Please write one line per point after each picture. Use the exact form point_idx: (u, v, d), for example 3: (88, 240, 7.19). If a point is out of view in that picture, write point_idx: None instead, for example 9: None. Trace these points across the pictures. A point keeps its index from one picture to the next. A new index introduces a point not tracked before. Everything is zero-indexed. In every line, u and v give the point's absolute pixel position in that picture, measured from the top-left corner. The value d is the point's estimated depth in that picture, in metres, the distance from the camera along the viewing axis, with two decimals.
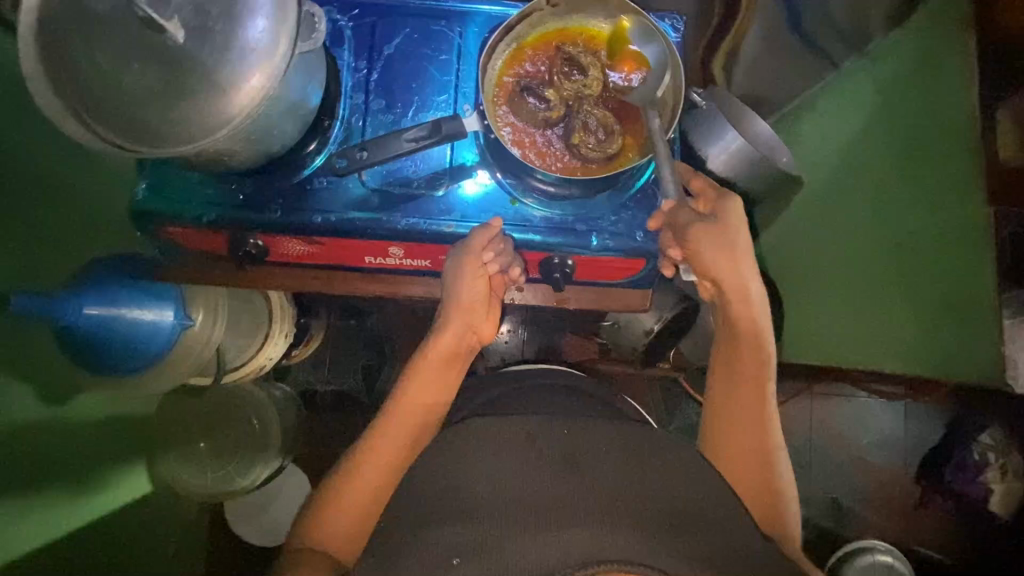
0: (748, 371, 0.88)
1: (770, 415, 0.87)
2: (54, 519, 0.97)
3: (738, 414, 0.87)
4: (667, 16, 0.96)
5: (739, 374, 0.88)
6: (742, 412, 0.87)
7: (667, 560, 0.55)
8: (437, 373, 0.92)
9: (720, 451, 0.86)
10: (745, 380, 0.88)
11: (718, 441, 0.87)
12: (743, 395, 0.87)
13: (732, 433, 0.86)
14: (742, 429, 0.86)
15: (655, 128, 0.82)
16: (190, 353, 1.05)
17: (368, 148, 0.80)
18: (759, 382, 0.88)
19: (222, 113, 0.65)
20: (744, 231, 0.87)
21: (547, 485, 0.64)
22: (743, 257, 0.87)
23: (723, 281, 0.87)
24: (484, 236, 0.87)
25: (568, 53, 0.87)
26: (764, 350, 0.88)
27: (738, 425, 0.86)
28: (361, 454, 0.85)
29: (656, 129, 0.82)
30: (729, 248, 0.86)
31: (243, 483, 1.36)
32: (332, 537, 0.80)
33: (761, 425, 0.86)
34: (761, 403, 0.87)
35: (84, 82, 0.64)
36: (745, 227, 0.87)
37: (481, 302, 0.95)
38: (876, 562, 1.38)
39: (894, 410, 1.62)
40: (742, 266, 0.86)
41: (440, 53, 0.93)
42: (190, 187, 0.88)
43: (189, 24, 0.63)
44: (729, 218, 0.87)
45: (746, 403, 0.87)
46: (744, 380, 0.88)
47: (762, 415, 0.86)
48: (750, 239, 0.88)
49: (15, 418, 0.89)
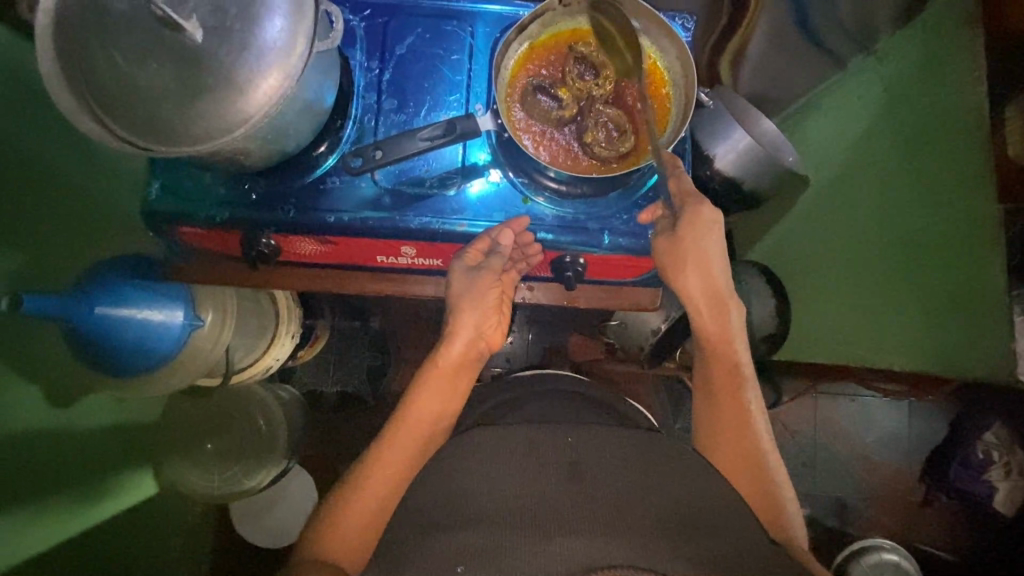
0: (725, 375, 0.88)
1: (754, 417, 0.86)
2: (65, 521, 0.97)
3: (724, 419, 0.86)
4: (679, 16, 0.97)
5: (717, 380, 0.88)
6: (727, 416, 0.86)
7: (682, 560, 0.55)
8: (443, 383, 0.91)
9: (713, 459, 0.84)
10: (724, 384, 0.88)
11: (709, 449, 0.85)
12: (725, 399, 0.87)
13: (722, 438, 0.85)
14: (729, 433, 0.85)
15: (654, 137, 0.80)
16: (201, 354, 1.04)
17: (382, 147, 0.80)
18: (738, 385, 0.88)
19: (239, 113, 0.65)
20: (715, 231, 0.87)
21: (559, 485, 0.64)
22: (709, 261, 0.88)
23: (690, 288, 0.88)
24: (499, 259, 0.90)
25: (581, 52, 0.87)
26: (736, 352, 0.89)
27: (725, 432, 0.85)
28: (369, 463, 0.84)
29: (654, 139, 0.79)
30: (699, 253, 0.87)
31: (249, 484, 1.35)
32: (339, 544, 0.78)
33: (747, 427, 0.85)
34: (743, 405, 0.87)
35: (100, 83, 0.64)
36: (715, 227, 0.87)
37: (494, 307, 0.96)
38: (883, 561, 1.39)
39: (898, 410, 1.62)
40: (709, 270, 0.88)
41: (452, 52, 0.93)
42: (204, 187, 0.88)
43: (206, 24, 0.63)
44: (701, 221, 0.86)
45: (730, 407, 0.87)
46: (722, 386, 0.88)
47: (745, 417, 0.86)
48: (722, 240, 0.89)
49: (28, 419, 0.89)
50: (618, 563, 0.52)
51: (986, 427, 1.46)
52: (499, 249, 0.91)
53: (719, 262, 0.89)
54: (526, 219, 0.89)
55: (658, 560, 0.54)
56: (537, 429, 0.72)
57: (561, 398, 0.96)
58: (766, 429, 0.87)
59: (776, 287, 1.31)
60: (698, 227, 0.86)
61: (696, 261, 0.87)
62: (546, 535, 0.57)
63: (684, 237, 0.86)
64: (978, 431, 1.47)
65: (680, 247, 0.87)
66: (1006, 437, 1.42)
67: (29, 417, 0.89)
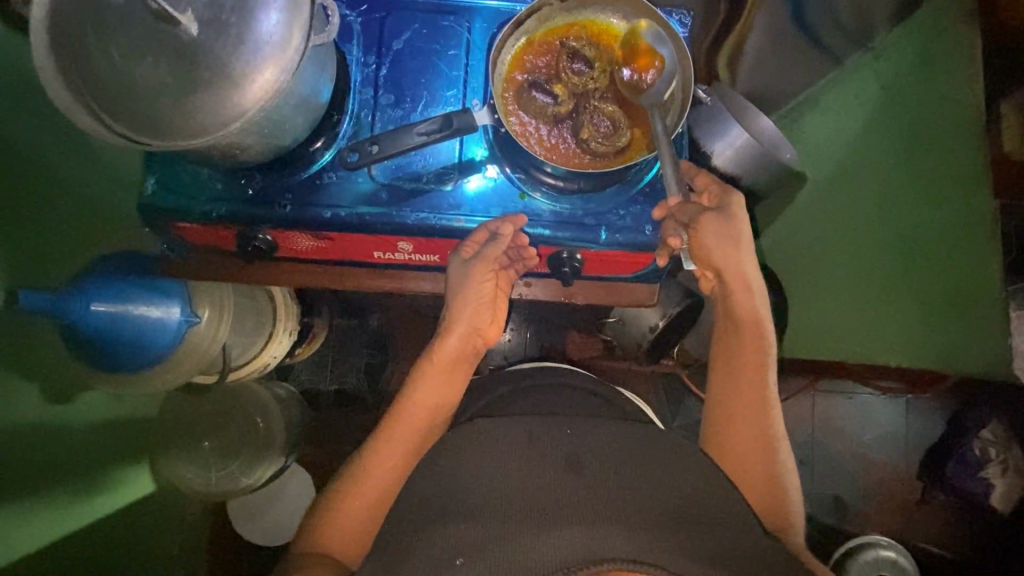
0: (750, 354, 0.88)
1: (771, 402, 0.86)
2: (62, 517, 0.97)
3: (740, 402, 0.86)
4: (676, 12, 0.97)
5: (739, 360, 0.88)
6: (744, 398, 0.86)
7: (679, 555, 0.54)
8: (441, 377, 0.91)
9: (725, 440, 0.84)
10: (745, 366, 0.88)
11: (722, 430, 0.85)
12: (746, 381, 0.87)
13: (736, 421, 0.85)
14: (745, 416, 0.85)
15: (660, 132, 0.82)
16: (200, 349, 1.04)
17: (379, 142, 0.80)
18: (760, 366, 0.87)
19: (235, 107, 0.65)
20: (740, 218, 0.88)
21: (554, 479, 0.64)
22: (743, 247, 0.87)
23: (723, 271, 0.87)
24: (495, 249, 0.89)
25: (575, 48, 0.87)
26: (765, 334, 0.88)
27: (738, 415, 0.85)
28: (367, 456, 0.85)
29: (661, 133, 0.82)
30: (731, 240, 0.86)
31: (248, 482, 1.36)
32: (337, 538, 0.79)
33: (762, 410, 0.86)
34: (762, 389, 0.87)
35: (96, 77, 0.64)
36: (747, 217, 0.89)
37: (488, 304, 0.94)
38: (881, 558, 1.39)
39: (895, 407, 1.62)
40: (745, 255, 0.87)
41: (449, 48, 0.93)
42: (201, 182, 0.88)
43: (202, 18, 0.63)
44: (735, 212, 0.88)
45: (748, 389, 0.86)
46: (744, 366, 0.88)
47: (763, 401, 0.86)
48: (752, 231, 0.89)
49: (23, 415, 0.89)
50: (622, 556, 0.52)
51: (984, 425, 1.46)
52: (497, 237, 0.89)
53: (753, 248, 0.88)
54: (525, 220, 0.89)
55: (657, 551, 0.54)
56: (535, 422, 0.72)
57: (556, 394, 0.96)
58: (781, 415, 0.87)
59: (773, 284, 1.31)
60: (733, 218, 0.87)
61: (733, 246, 0.87)
62: (542, 529, 0.57)
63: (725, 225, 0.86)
64: (976, 427, 1.47)
65: (715, 231, 0.85)
66: (1002, 433, 1.43)
67: (26, 415, 0.89)
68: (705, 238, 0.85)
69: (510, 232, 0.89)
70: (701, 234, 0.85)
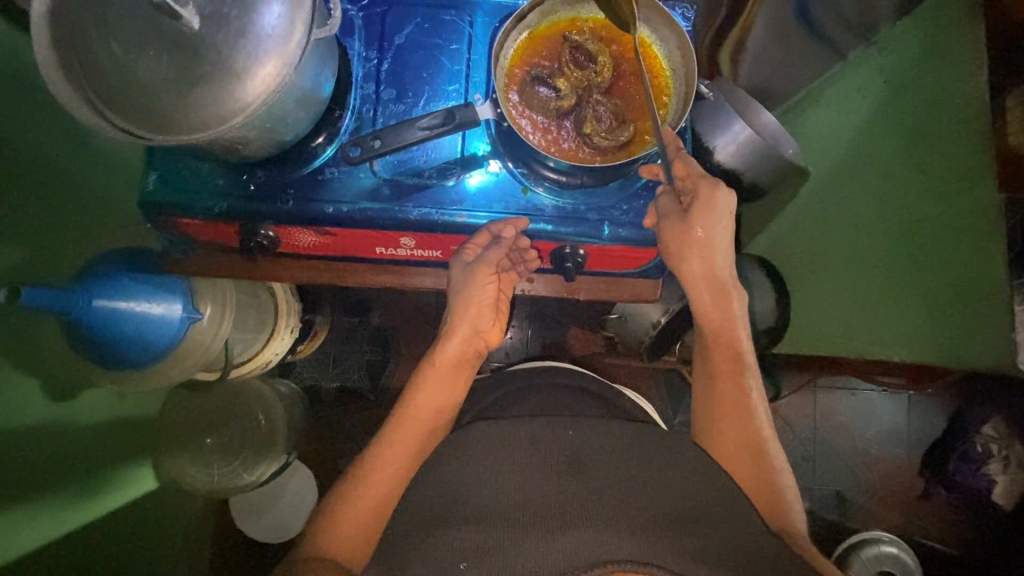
0: (725, 361, 0.88)
1: (755, 405, 0.86)
2: (64, 514, 0.97)
3: (723, 408, 0.86)
4: (679, 6, 0.97)
5: (718, 366, 0.88)
6: (727, 404, 0.86)
7: (685, 556, 0.54)
8: (441, 378, 0.92)
9: (714, 445, 0.84)
10: (723, 373, 0.88)
11: (709, 438, 0.86)
12: (726, 389, 0.87)
13: (723, 427, 0.85)
14: (729, 422, 0.85)
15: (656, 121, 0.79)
16: (201, 347, 1.03)
17: (381, 137, 0.80)
18: (738, 373, 0.88)
19: (238, 101, 0.64)
20: (725, 220, 0.87)
21: (558, 481, 0.63)
22: (713, 247, 0.87)
23: (690, 272, 0.88)
24: (498, 251, 0.91)
25: (576, 41, 0.86)
26: (739, 340, 0.89)
27: (723, 419, 0.86)
28: (371, 458, 0.85)
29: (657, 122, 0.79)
30: (701, 240, 0.86)
31: (250, 478, 1.35)
32: (341, 540, 0.78)
33: (747, 413, 0.85)
34: (743, 396, 0.86)
35: (99, 73, 0.64)
36: (727, 217, 0.87)
37: (490, 305, 0.96)
38: (883, 554, 1.39)
39: (897, 403, 1.62)
40: (713, 256, 0.88)
41: (450, 42, 0.92)
42: (202, 179, 0.88)
43: (204, 11, 0.63)
44: (713, 208, 0.85)
45: (729, 395, 0.87)
46: (724, 371, 0.88)
47: (746, 405, 0.86)
48: (733, 227, 0.88)
49: (25, 414, 0.88)
50: (623, 558, 0.52)
51: (986, 420, 1.47)
52: (499, 240, 0.91)
53: (723, 248, 0.88)
54: (527, 222, 0.90)
55: (660, 553, 0.53)
56: (539, 420, 0.72)
57: (557, 395, 0.96)
58: (767, 418, 0.87)
59: (776, 280, 1.30)
60: (710, 216, 0.85)
61: (701, 247, 0.87)
62: (547, 531, 0.57)
63: (691, 224, 0.85)
64: (977, 423, 1.48)
65: (686, 233, 0.85)
66: (1005, 430, 1.43)
67: (29, 413, 0.89)
68: (666, 237, 0.87)
69: (512, 235, 0.90)
70: (667, 233, 0.87)
